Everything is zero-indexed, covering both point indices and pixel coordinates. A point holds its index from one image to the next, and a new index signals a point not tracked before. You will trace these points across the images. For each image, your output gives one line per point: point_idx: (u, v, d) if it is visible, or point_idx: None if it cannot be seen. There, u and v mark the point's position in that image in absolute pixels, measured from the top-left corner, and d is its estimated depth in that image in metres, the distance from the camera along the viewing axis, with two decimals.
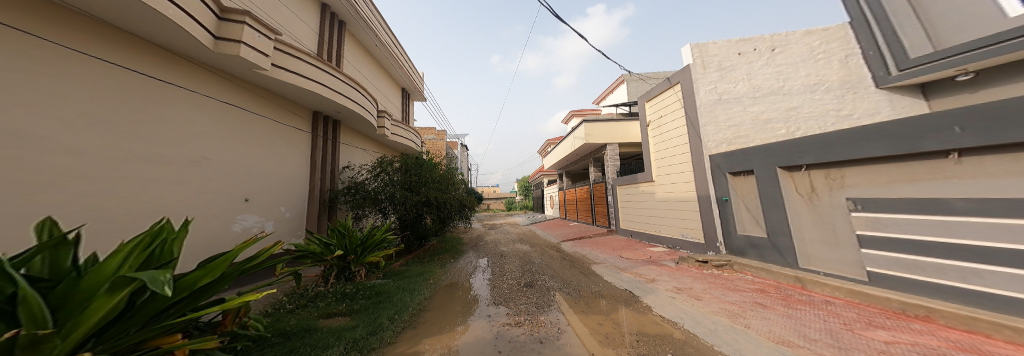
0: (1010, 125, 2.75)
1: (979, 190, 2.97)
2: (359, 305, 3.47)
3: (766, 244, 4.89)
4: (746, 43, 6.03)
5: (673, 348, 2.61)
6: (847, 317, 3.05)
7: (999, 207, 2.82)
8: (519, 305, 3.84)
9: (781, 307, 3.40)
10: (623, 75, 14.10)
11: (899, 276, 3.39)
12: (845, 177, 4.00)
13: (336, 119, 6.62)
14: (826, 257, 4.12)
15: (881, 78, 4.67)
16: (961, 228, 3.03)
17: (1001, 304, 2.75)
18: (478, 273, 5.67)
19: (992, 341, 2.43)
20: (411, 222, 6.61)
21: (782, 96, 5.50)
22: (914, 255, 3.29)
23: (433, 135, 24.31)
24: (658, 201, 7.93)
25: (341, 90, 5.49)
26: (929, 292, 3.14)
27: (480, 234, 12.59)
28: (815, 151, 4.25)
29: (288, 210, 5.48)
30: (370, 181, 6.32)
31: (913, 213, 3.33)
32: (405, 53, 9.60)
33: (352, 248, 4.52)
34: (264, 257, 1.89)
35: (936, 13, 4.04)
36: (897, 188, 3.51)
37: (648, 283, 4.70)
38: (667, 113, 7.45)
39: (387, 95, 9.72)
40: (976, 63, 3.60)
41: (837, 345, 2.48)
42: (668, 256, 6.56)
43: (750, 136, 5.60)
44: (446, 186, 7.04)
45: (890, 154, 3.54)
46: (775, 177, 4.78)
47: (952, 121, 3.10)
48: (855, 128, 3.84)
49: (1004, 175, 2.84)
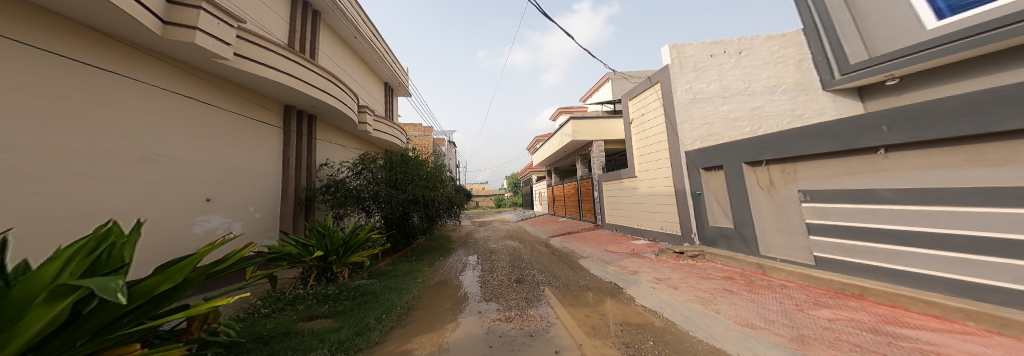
0: (926, 125, 3.10)
1: (902, 182, 3.30)
2: (345, 306, 3.49)
3: (734, 234, 5.21)
4: (717, 45, 6.35)
5: (654, 336, 2.79)
6: (798, 299, 3.33)
7: (918, 195, 3.17)
8: (510, 300, 3.95)
9: (745, 293, 3.67)
10: (608, 74, 14.34)
11: (838, 260, 3.75)
12: (798, 172, 4.32)
13: (310, 114, 6.45)
14: (781, 245, 4.43)
15: (827, 81, 5.16)
16: (888, 215, 3.37)
17: (916, 280, 3.12)
18: (468, 270, 5.74)
19: (910, 314, 2.76)
20: (398, 221, 6.56)
21: (747, 96, 5.98)
22: (852, 241, 3.62)
23: (420, 131, 23.70)
24: (640, 196, 8.22)
25: (317, 83, 5.37)
26: (864, 273, 3.50)
27: (470, 231, 12.58)
28: (775, 148, 4.55)
29: (259, 210, 5.33)
30: (352, 179, 6.20)
31: (852, 202, 3.67)
32: (387, 46, 9.42)
33: (332, 250, 4.47)
34: (235, 259, 1.77)
35: (873, 17, 4.43)
36: (839, 180, 3.84)
37: (631, 275, 4.93)
38: (648, 111, 7.70)
39: (370, 92, 9.60)
40: (902, 69, 4.11)
41: (791, 325, 2.73)
42: (649, 248, 6.85)
43: (721, 134, 5.99)
44: (434, 184, 7.00)
45: (835, 150, 3.85)
46: (741, 172, 5.10)
47: (887, 118, 3.40)
48: (806, 127, 4.16)
49: (922, 168, 3.19)
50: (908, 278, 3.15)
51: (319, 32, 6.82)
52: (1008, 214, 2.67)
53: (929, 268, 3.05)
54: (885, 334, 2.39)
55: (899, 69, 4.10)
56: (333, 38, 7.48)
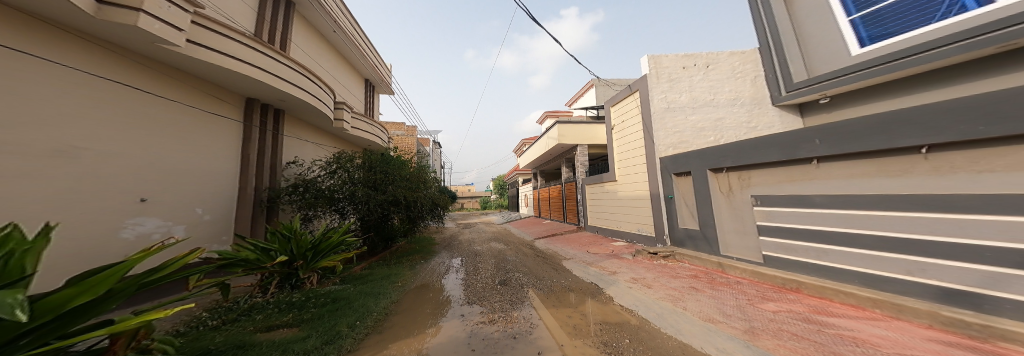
0: (851, 139, 3.51)
1: (831, 189, 3.71)
2: (315, 313, 3.42)
3: (699, 235, 5.56)
4: (689, 58, 6.83)
5: (630, 334, 2.95)
6: (751, 294, 3.66)
7: (843, 200, 3.57)
8: (493, 303, 4.02)
9: (709, 290, 3.95)
10: (592, 80, 14.77)
11: (780, 257, 4.17)
12: (751, 178, 4.72)
13: (277, 108, 6.14)
14: (738, 244, 4.82)
15: (775, 97, 5.82)
16: (819, 217, 3.78)
17: (839, 275, 3.54)
18: (451, 273, 5.77)
19: (836, 304, 3.14)
20: (376, 222, 6.44)
21: (713, 107, 6.61)
22: (794, 240, 4.01)
23: (402, 130, 23.09)
24: (619, 199, 8.54)
25: (286, 77, 5.15)
26: (802, 270, 3.90)
27: (454, 233, 12.47)
28: (734, 156, 4.93)
29: (208, 212, 4.85)
30: (325, 179, 5.99)
31: (792, 206, 4.09)
32: (369, 41, 9.27)
33: (297, 256, 4.29)
34: (176, 266, 1.61)
35: (818, 41, 5.21)
36: (783, 187, 4.24)
37: (611, 275, 5.14)
38: (628, 118, 8.03)
39: (348, 89, 9.38)
40: (833, 89, 4.87)
41: (745, 318, 3.00)
42: (627, 249, 7.13)
43: (690, 142, 6.50)
44: (417, 184, 6.95)
45: (780, 159, 4.24)
46: (704, 177, 5.47)
47: (820, 132, 3.81)
48: (758, 139, 4.55)
49: (845, 177, 3.60)
50: (832, 273, 3.58)
51: (292, 24, 6.61)
52: (903, 217, 3.09)
53: (847, 263, 3.49)
54: (817, 322, 2.73)
55: (831, 88, 4.85)
56: (309, 30, 7.27)
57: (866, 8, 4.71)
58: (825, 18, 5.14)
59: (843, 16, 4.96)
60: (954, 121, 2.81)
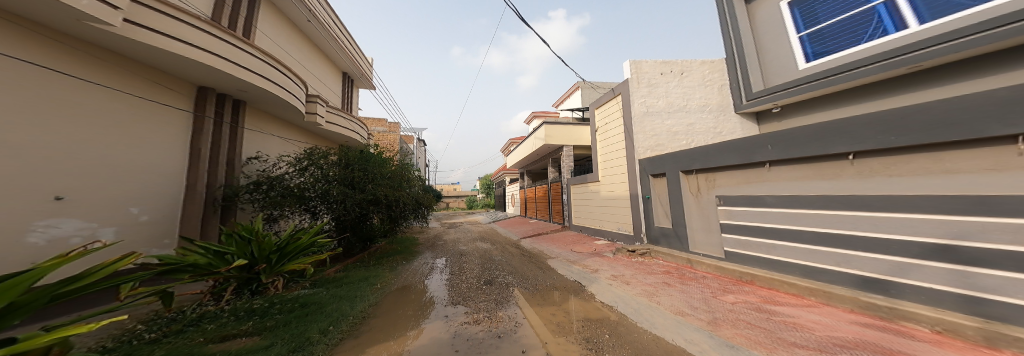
0: (795, 144, 3.89)
1: (779, 190, 4.09)
2: (281, 320, 3.17)
3: (671, 233, 5.88)
4: (666, 65, 7.20)
5: (609, 330, 3.09)
6: (715, 287, 3.95)
7: (791, 201, 3.94)
8: (478, 303, 4.05)
9: (679, 284, 4.20)
10: (578, 82, 15.06)
11: (737, 252, 4.53)
12: (715, 180, 5.09)
13: (238, 99, 5.61)
14: (704, 241, 5.15)
15: (738, 105, 6.17)
16: (769, 215, 4.16)
17: (784, 267, 3.92)
18: (435, 274, 5.75)
19: (787, 296, 3.49)
20: (352, 223, 6.24)
21: (686, 113, 7.01)
22: (751, 237, 4.36)
23: (384, 127, 22.33)
24: (601, 199, 8.81)
25: (250, 66, 4.74)
26: (756, 264, 4.26)
27: (439, 233, 12.35)
28: (700, 159, 5.26)
29: (146, 212, 4.35)
30: (294, 176, 5.67)
31: (748, 205, 4.47)
32: (347, 33, 9.00)
33: (258, 259, 3.94)
34: (84, 280, 1.50)
35: (771, 54, 5.70)
36: (741, 188, 4.62)
37: (593, 273, 5.32)
38: (610, 121, 8.29)
39: (325, 83, 9.14)
40: (785, 101, 5.35)
41: (709, 309, 3.23)
42: (609, 247, 7.37)
43: (665, 145, 6.86)
44: (399, 184, 6.85)
45: (740, 163, 4.62)
46: (676, 178, 5.79)
47: (771, 139, 4.19)
48: (723, 144, 4.88)
49: (790, 179, 3.99)
50: (782, 267, 3.94)
51: (257, 10, 6.27)
52: (833, 215, 3.52)
53: (792, 257, 3.86)
54: (766, 311, 3.06)
55: (782, 99, 5.35)
56: (279, 19, 6.95)
57: (812, 26, 5.20)
58: (780, 34, 5.59)
59: (793, 31, 5.43)
60: (873, 132, 3.21)
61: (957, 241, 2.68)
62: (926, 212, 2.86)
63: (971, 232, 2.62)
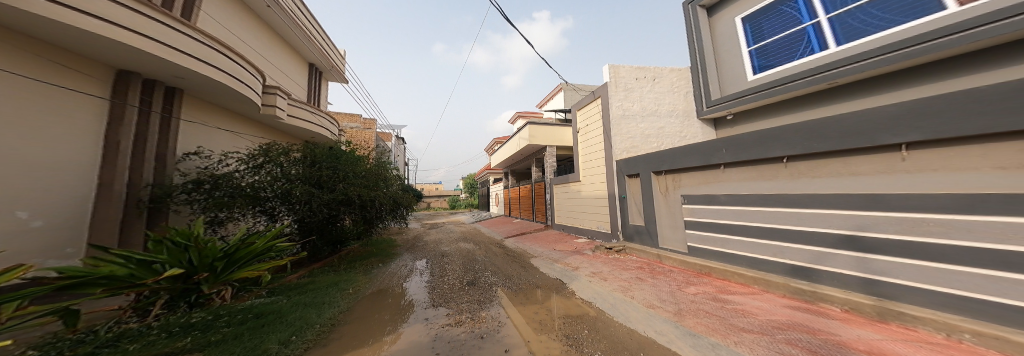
0: (746, 147, 4.31)
1: (734, 189, 4.53)
2: (230, 333, 2.69)
3: (644, 230, 6.23)
4: (641, 71, 7.60)
5: (588, 325, 3.23)
6: (681, 281, 4.26)
7: (743, 199, 4.37)
8: (460, 304, 3.99)
9: (650, 279, 4.47)
10: (561, 84, 15.31)
11: (700, 247, 4.94)
12: (678, 181, 5.51)
13: (176, 87, 4.58)
14: (672, 237, 5.54)
15: (698, 111, 6.77)
16: (726, 212, 4.61)
17: (738, 260, 4.34)
18: (416, 276, 5.67)
19: (741, 286, 3.87)
20: (320, 225, 5.79)
21: (657, 117, 7.48)
22: (710, 232, 4.78)
23: (357, 122, 20.79)
24: (582, 198, 9.07)
25: (200, 56, 3.97)
26: (715, 257, 4.68)
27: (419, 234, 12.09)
28: (668, 161, 5.64)
29: (40, 216, 3.41)
30: (246, 175, 4.94)
31: (706, 203, 4.93)
32: (312, 20, 8.46)
33: (199, 267, 3.10)
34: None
35: (726, 66, 6.20)
36: (701, 188, 5.07)
37: (574, 270, 5.48)
38: (591, 123, 8.57)
39: (286, 73, 8.39)
40: (733, 108, 6.02)
41: (675, 301, 3.50)
42: (588, 245, 7.63)
43: (639, 147, 7.23)
44: (374, 183, 6.49)
45: (701, 165, 5.03)
46: (648, 179, 6.15)
47: (726, 143, 4.62)
48: (687, 146, 5.23)
49: (741, 180, 4.45)
50: (738, 260, 4.35)
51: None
52: (775, 212, 3.97)
53: (743, 250, 4.31)
54: (723, 301, 3.39)
55: (733, 107, 6.00)
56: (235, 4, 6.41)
57: (759, 41, 5.66)
58: (733, 46, 6.04)
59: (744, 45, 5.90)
60: (808, 138, 3.64)
61: (857, 232, 3.19)
62: (840, 208, 3.35)
63: (869, 224, 3.11)
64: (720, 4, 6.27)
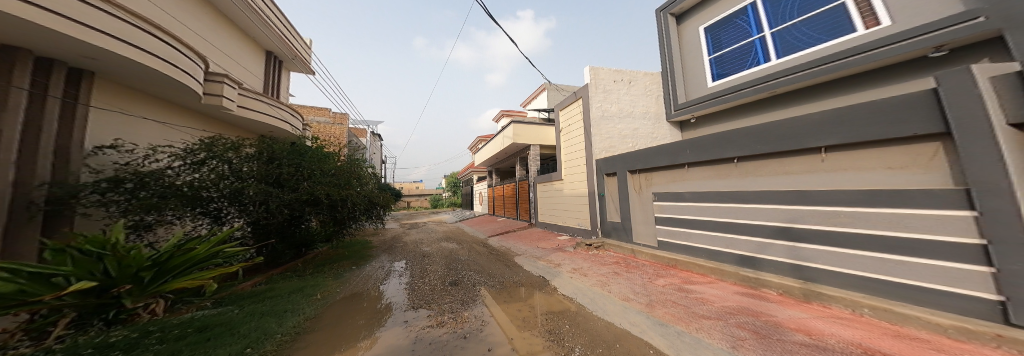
0: (708, 147, 4.70)
1: (697, 187, 4.93)
2: (164, 350, 2.25)
3: (620, 226, 6.53)
4: (619, 73, 7.89)
5: (569, 320, 3.35)
6: (653, 274, 4.52)
7: (706, 196, 4.75)
8: (442, 305, 3.93)
9: (625, 273, 4.70)
10: (544, 84, 15.50)
11: (669, 241, 5.29)
12: (650, 179, 5.88)
13: (86, 70, 3.79)
14: (645, 233, 5.87)
15: (668, 114, 6.92)
16: (691, 209, 4.97)
17: (702, 253, 4.70)
18: (394, 278, 5.44)
19: (705, 278, 4.19)
20: (281, 228, 5.22)
21: (631, 118, 7.82)
22: (677, 227, 5.14)
23: (329, 114, 19.59)
24: (564, 197, 9.28)
25: (140, 45, 3.58)
26: (682, 250, 5.03)
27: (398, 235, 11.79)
28: (641, 161, 5.97)
29: None
30: (183, 173, 4.21)
31: (673, 200, 5.30)
32: (281, 17, 7.94)
33: (119, 279, 2.56)
34: None
35: (691, 72, 6.58)
36: (669, 185, 5.45)
37: (556, 267, 5.62)
38: (572, 123, 8.80)
39: (238, 61, 7.36)
40: (699, 111, 6.23)
41: (647, 294, 3.73)
42: (570, 242, 7.84)
43: (617, 147, 7.53)
44: (346, 183, 6.04)
45: (669, 164, 5.40)
46: (625, 178, 6.46)
47: (690, 144, 5.03)
48: (662, 146, 5.56)
49: (703, 178, 4.86)
50: (703, 253, 4.69)
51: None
52: (731, 207, 4.37)
53: (705, 243, 4.69)
54: (688, 291, 3.68)
55: (699, 110, 6.20)
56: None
57: (718, 50, 6.06)
58: (697, 54, 6.43)
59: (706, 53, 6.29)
60: (760, 141, 4.04)
61: (788, 224, 3.69)
62: (784, 204, 3.76)
63: (804, 218, 3.54)
64: (687, 13, 6.62)
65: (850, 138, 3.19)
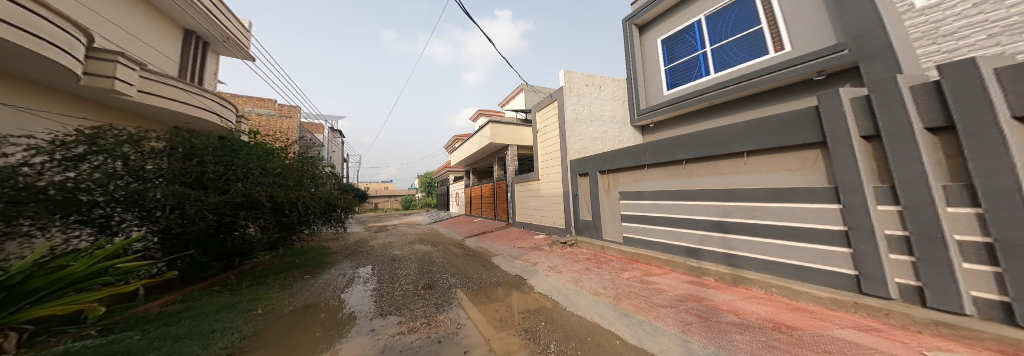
0: (665, 149, 5.13)
1: (656, 186, 5.35)
2: None
3: (592, 224, 6.80)
4: (591, 78, 8.17)
5: (545, 317, 3.41)
6: (623, 269, 4.77)
7: (665, 194, 5.16)
8: (415, 310, 3.79)
9: (597, 269, 4.90)
10: (521, 85, 15.61)
11: (635, 237, 5.64)
12: (616, 179, 6.25)
13: None
14: (614, 230, 6.20)
15: (632, 118, 7.19)
16: (653, 207, 5.35)
17: (664, 247, 5.08)
18: (357, 285, 5.07)
19: (666, 271, 4.52)
20: (208, 235, 4.35)
21: (603, 121, 8.17)
22: (641, 223, 5.54)
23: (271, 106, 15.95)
24: (540, 196, 9.42)
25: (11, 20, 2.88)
26: (646, 245, 5.40)
27: (366, 239, 11.17)
28: (609, 162, 6.27)
29: None
30: (48, 172, 3.14)
31: (637, 200, 5.69)
32: (222, 7, 7.03)
33: None
34: None
35: (650, 80, 6.90)
36: (632, 186, 5.86)
37: (532, 266, 5.68)
38: (548, 124, 8.96)
39: (158, 49, 6.23)
40: (657, 116, 6.53)
41: (615, 288, 3.91)
42: (546, 241, 7.99)
43: (589, 148, 7.81)
44: (297, 183, 5.30)
45: (632, 165, 5.76)
46: (595, 178, 6.74)
47: (648, 148, 5.43)
48: (626, 149, 5.89)
49: (660, 178, 5.30)
50: (664, 247, 5.06)
51: None
52: (684, 205, 4.83)
53: (663, 238, 5.11)
54: (649, 283, 3.96)
55: (658, 115, 6.49)
56: None
57: (672, 61, 6.46)
58: (654, 63, 6.81)
59: (662, 63, 6.66)
60: (706, 145, 4.50)
61: (722, 218, 4.26)
62: (722, 200, 4.30)
63: (737, 214, 4.09)
64: (649, 24, 6.98)
65: (764, 144, 3.82)
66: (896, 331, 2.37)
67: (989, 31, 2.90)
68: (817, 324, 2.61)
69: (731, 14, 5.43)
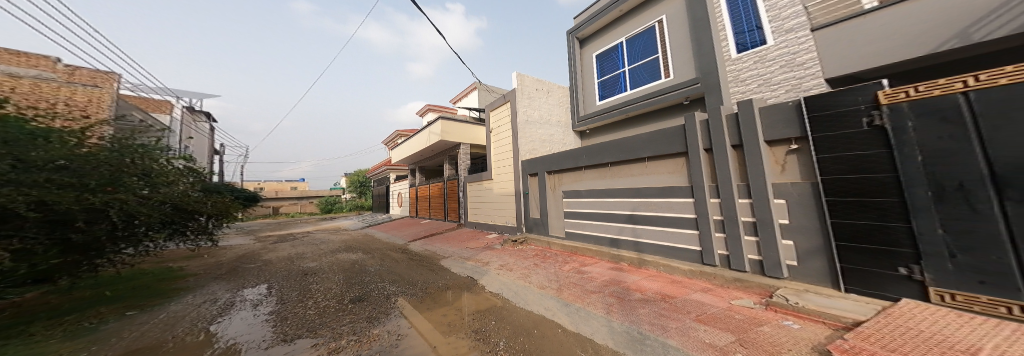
0: (594, 152, 5.56)
1: (591, 187, 5.72)
2: None
3: (540, 221, 6.99)
4: (540, 83, 8.43)
5: (494, 315, 3.33)
6: (568, 262, 4.99)
7: (598, 192, 5.56)
8: (338, 328, 3.30)
9: (544, 264, 5.03)
10: (475, 83, 15.32)
11: (576, 232, 5.98)
12: (558, 180, 6.57)
13: None
14: (558, 226, 6.48)
15: (573, 124, 7.52)
16: (590, 206, 5.72)
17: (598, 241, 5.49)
18: (235, 312, 4.04)
19: (599, 261, 4.90)
20: None
21: (551, 124, 8.51)
22: (580, 219, 5.91)
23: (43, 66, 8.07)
24: (492, 196, 9.32)
25: None
26: (584, 239, 5.77)
27: (281, 251, 9.37)
28: (550, 164, 6.61)
29: None
30: None
31: (574, 198, 6.06)
32: None
33: None
34: None
35: (587, 91, 7.34)
36: (571, 186, 6.21)
37: (484, 266, 5.54)
38: (501, 125, 8.92)
39: None
40: (595, 123, 6.88)
41: (558, 280, 4.06)
42: (497, 240, 7.96)
43: (538, 149, 8.02)
44: (144, 187, 3.67)
45: (569, 167, 6.09)
46: (541, 180, 6.95)
47: (584, 152, 5.77)
48: (563, 153, 6.23)
49: (593, 178, 5.70)
50: (598, 241, 5.46)
51: None
52: (609, 202, 5.32)
53: (596, 232, 5.52)
54: (583, 273, 4.24)
55: (594, 122, 6.86)
56: None
57: (604, 75, 6.96)
58: (591, 75, 7.28)
59: (597, 76, 7.15)
60: (621, 151, 5.01)
61: (634, 211, 4.85)
62: (632, 197, 4.92)
63: (642, 207, 4.74)
64: (588, 39, 7.41)
65: (659, 151, 4.51)
66: (717, 288, 3.38)
67: (755, 83, 4.66)
68: (681, 290, 3.33)
69: (642, 41, 6.11)
